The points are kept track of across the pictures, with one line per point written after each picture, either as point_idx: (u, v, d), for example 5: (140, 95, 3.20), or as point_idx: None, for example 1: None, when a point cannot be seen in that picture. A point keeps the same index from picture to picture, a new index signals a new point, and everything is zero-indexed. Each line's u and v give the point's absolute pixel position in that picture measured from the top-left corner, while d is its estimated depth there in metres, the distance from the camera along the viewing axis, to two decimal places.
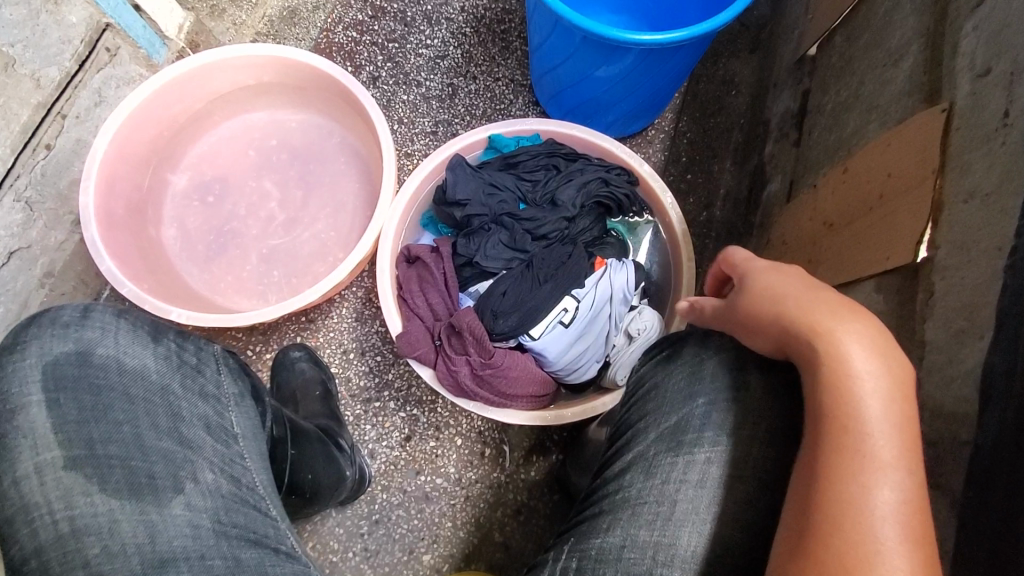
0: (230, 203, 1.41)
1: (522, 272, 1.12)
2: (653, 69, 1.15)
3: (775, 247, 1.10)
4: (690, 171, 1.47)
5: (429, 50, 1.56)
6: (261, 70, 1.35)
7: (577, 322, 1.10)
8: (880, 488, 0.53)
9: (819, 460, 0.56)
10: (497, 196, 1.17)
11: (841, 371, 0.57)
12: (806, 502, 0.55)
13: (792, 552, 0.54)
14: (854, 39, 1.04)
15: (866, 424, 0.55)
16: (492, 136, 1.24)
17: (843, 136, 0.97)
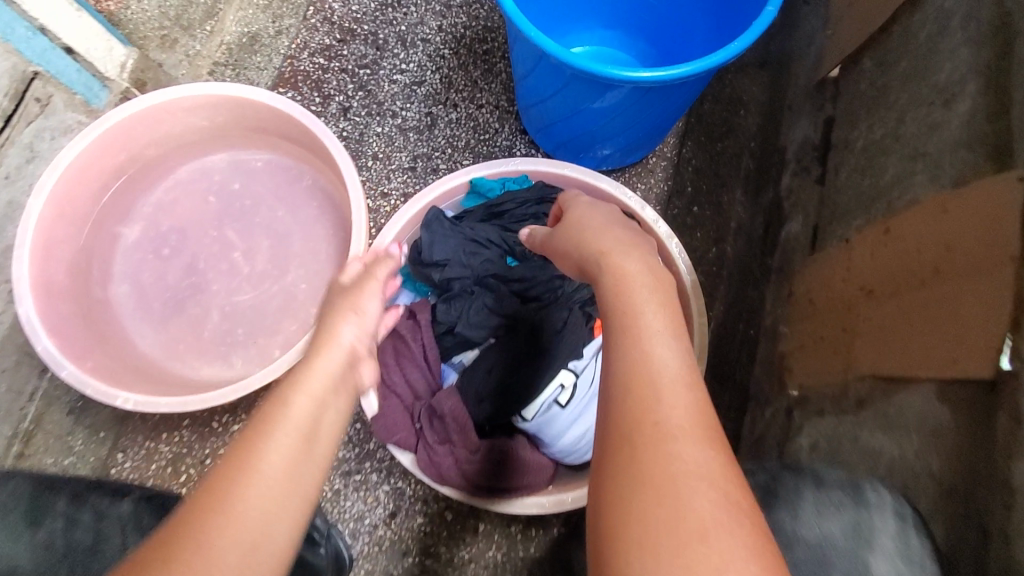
0: (188, 257, 1.26)
1: (509, 342, 1.00)
2: (655, 103, 1.02)
3: (801, 302, 0.96)
4: (697, 203, 1.32)
5: (404, 75, 1.42)
6: (214, 109, 1.21)
7: (575, 402, 0.96)
8: (683, 443, 0.50)
9: (637, 468, 0.49)
10: (479, 254, 1.05)
11: (651, 366, 0.55)
12: (613, 465, 0.52)
13: (606, 520, 0.49)
14: (890, 68, 0.90)
15: (660, 400, 0.53)
16: (474, 180, 1.11)
17: (880, 184, 0.83)
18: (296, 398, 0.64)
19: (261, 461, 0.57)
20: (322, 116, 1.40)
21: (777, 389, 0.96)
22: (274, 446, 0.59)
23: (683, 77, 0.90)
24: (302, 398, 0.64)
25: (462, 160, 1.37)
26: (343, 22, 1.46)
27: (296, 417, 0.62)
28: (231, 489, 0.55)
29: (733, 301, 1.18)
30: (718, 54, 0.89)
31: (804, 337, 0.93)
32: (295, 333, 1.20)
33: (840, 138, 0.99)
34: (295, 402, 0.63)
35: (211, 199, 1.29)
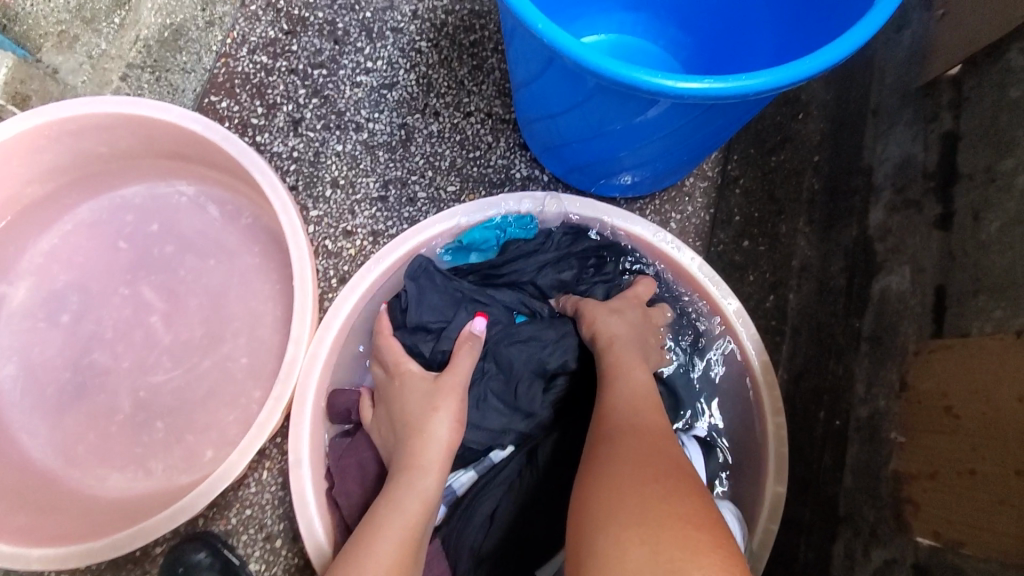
0: (93, 324, 0.97)
1: (512, 483, 0.79)
2: (717, 121, 0.73)
3: (924, 403, 0.68)
4: (747, 236, 1.03)
5: (371, 76, 1.12)
6: (113, 133, 0.93)
7: None
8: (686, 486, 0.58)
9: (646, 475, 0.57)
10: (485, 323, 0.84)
11: (625, 385, 0.72)
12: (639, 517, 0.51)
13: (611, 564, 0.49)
14: None
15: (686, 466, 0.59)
16: (458, 228, 0.89)
17: None
18: (425, 439, 0.74)
19: (410, 499, 0.70)
20: (266, 132, 1.09)
21: (891, 525, 0.68)
22: (416, 482, 0.72)
23: (779, 87, 0.60)
24: (430, 442, 0.74)
25: (446, 185, 1.07)
26: (292, 8, 1.15)
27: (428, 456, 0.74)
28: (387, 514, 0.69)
29: (804, 373, 0.90)
30: (814, 58, 0.60)
31: (933, 458, 0.66)
32: (232, 426, 0.92)
33: (974, 167, 0.72)
34: (425, 442, 0.74)
35: (123, 247, 1.00)
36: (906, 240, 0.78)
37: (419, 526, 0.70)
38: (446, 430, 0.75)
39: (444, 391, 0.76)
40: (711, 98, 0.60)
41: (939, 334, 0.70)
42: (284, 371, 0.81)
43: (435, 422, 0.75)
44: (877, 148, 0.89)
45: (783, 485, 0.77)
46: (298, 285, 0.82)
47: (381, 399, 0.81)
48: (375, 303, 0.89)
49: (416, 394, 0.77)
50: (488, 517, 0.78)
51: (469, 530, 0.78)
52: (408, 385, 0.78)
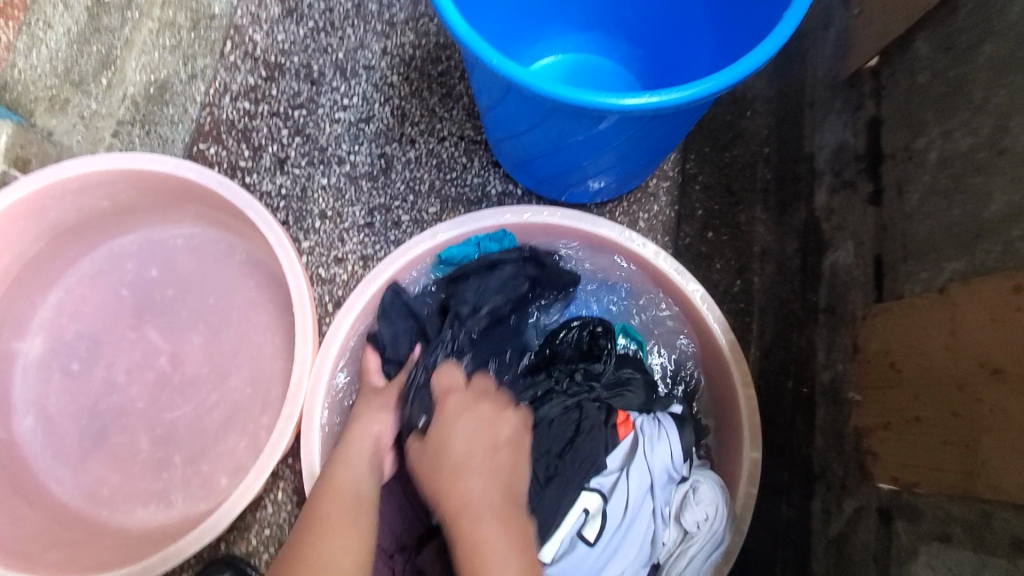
0: (106, 367, 1.03)
1: None
2: (663, 128, 0.82)
3: (874, 362, 0.75)
4: (711, 228, 1.10)
5: (348, 112, 1.19)
6: (113, 188, 0.99)
7: (606, 537, 0.77)
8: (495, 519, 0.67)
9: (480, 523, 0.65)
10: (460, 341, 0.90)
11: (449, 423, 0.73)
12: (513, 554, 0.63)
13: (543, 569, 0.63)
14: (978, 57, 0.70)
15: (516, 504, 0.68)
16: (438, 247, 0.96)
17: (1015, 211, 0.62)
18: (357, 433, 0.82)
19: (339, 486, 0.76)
20: (255, 173, 1.16)
21: (857, 476, 0.76)
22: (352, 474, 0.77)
23: (709, 95, 0.69)
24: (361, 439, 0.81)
25: (427, 207, 1.14)
26: (269, 55, 1.23)
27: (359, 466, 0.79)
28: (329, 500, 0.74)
29: (772, 348, 0.97)
30: (738, 66, 0.68)
31: (886, 411, 0.72)
32: (245, 452, 0.98)
33: (895, 148, 0.80)
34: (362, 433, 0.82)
35: (125, 294, 1.06)
36: (847, 218, 0.86)
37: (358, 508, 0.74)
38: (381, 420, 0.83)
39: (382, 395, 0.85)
40: (651, 110, 0.69)
41: (881, 299, 0.78)
42: (291, 392, 0.88)
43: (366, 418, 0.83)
44: (815, 137, 0.98)
45: (757, 451, 0.84)
46: (297, 312, 0.89)
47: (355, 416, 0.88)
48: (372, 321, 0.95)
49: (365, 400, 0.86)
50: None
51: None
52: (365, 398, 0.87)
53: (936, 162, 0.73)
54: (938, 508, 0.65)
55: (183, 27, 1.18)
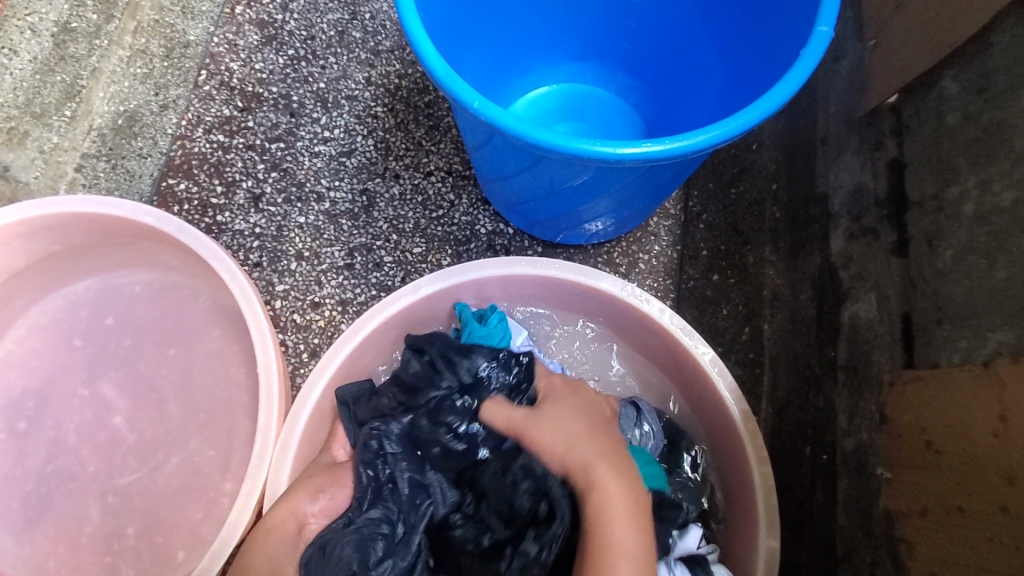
0: (57, 426, 0.94)
1: None
2: (665, 174, 0.74)
3: (907, 437, 0.67)
4: (717, 269, 1.02)
5: (328, 145, 1.12)
6: (67, 231, 0.91)
7: None
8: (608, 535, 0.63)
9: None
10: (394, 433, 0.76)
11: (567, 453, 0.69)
12: None
13: None
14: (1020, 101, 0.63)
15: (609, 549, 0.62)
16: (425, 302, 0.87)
17: None
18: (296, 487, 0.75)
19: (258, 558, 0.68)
20: (227, 211, 1.08)
21: (888, 567, 0.67)
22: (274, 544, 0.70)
23: (717, 143, 0.61)
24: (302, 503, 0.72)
25: (411, 247, 1.06)
26: (246, 85, 1.16)
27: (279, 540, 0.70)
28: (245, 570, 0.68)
29: (787, 406, 0.89)
30: (753, 111, 0.61)
31: (922, 495, 0.64)
32: (205, 523, 0.89)
33: (922, 195, 0.73)
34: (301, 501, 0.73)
35: (77, 344, 0.97)
36: (868, 268, 0.79)
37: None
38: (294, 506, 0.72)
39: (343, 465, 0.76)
40: (652, 160, 0.61)
41: (910, 363, 0.70)
42: (252, 465, 0.78)
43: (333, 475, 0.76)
44: (829, 176, 0.91)
45: (775, 538, 0.75)
46: (262, 375, 0.80)
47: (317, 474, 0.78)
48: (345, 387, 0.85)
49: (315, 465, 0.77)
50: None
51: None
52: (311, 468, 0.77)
53: (973, 216, 0.65)
54: None
55: (156, 55, 1.14)
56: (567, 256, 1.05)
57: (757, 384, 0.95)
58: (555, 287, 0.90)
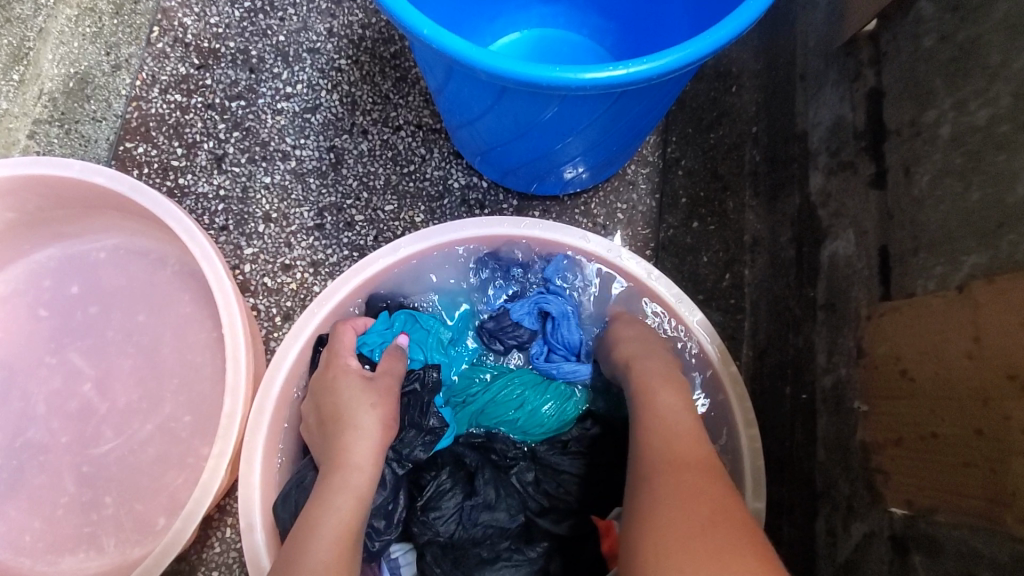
0: (25, 398, 0.92)
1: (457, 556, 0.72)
2: (635, 105, 0.71)
3: (883, 368, 0.67)
4: (696, 216, 1.00)
5: (292, 101, 1.07)
6: (19, 198, 0.87)
7: None
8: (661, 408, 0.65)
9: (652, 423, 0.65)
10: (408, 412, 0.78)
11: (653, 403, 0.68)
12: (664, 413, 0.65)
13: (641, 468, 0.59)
14: (996, 14, 0.60)
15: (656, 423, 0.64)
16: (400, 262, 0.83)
17: None
18: (346, 420, 0.71)
19: (339, 493, 0.65)
20: (189, 173, 1.04)
21: (865, 498, 0.67)
22: (348, 475, 0.67)
23: (683, 66, 0.59)
24: (362, 435, 0.70)
25: (383, 205, 1.03)
26: (201, 40, 1.10)
27: (351, 446, 0.69)
28: (324, 506, 0.64)
29: (768, 349, 0.88)
30: (721, 31, 0.58)
31: (898, 425, 0.64)
32: (184, 488, 0.88)
33: (902, 122, 0.70)
34: (354, 437, 0.70)
35: (41, 314, 0.94)
36: (847, 203, 0.77)
37: (359, 514, 0.65)
38: (368, 434, 0.70)
39: (377, 389, 0.74)
40: (618, 85, 0.58)
41: (886, 296, 0.69)
42: (222, 425, 0.76)
43: (363, 403, 0.72)
44: (808, 113, 0.88)
45: (761, 501, 0.71)
46: (228, 336, 0.78)
47: (336, 390, 0.74)
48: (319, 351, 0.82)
49: (348, 390, 0.73)
50: (483, 560, 0.72)
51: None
52: (344, 383, 0.74)
53: (949, 138, 0.64)
54: (963, 544, 0.56)
55: (104, 12, 1.07)
56: (543, 208, 1.03)
57: (737, 330, 0.94)
58: (531, 246, 0.85)
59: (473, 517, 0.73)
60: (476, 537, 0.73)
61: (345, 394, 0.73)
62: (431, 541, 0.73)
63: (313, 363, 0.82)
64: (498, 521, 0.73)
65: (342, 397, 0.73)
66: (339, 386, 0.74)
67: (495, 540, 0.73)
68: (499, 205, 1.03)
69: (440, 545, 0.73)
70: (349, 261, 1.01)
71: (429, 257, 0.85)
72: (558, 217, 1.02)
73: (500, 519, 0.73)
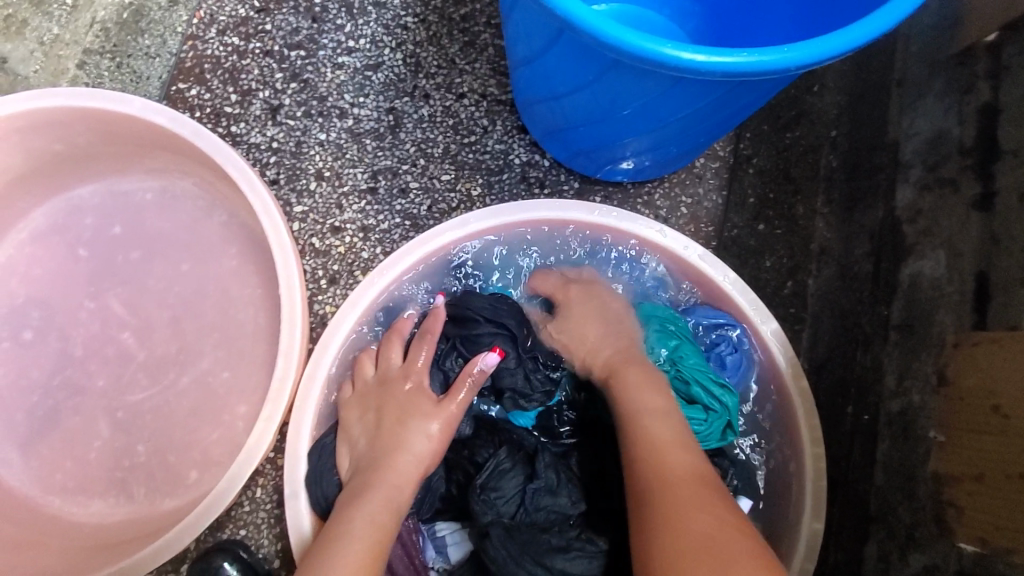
0: (63, 336, 0.90)
1: (511, 526, 0.69)
2: (742, 99, 0.66)
3: (970, 401, 0.64)
4: (763, 218, 0.96)
5: (353, 57, 1.03)
6: (70, 129, 0.84)
7: None
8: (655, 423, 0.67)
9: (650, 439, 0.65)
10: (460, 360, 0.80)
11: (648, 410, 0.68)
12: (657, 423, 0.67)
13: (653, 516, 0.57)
14: None
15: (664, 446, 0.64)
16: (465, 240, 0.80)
17: None
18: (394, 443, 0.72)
19: (372, 514, 0.66)
20: (242, 122, 1.00)
21: (931, 530, 0.65)
22: (393, 473, 0.70)
23: (818, 62, 0.54)
24: (407, 454, 0.71)
25: (439, 174, 0.99)
26: None
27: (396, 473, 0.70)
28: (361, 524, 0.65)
29: (826, 363, 0.85)
30: (860, 30, 0.54)
31: (981, 460, 0.62)
32: (219, 445, 0.86)
33: (1020, 142, 0.66)
34: (402, 454, 0.71)
35: (82, 255, 0.92)
36: (940, 222, 0.73)
37: (390, 522, 0.67)
38: (420, 450, 0.72)
39: (440, 414, 0.74)
40: (744, 73, 0.54)
41: (980, 325, 0.66)
42: (273, 387, 0.74)
43: (416, 419, 0.73)
44: (902, 122, 0.84)
45: (820, 522, 0.70)
46: (285, 298, 0.76)
47: (382, 389, 0.76)
48: (372, 323, 0.81)
49: (399, 398, 0.75)
50: (554, 547, 0.68)
51: (524, 571, 0.66)
52: (393, 391, 0.76)
53: None
54: None
55: None
56: (605, 194, 0.99)
57: (795, 340, 0.91)
58: (595, 233, 0.82)
59: (536, 501, 0.71)
60: (540, 522, 0.71)
61: (388, 404, 0.74)
62: (494, 521, 0.70)
63: (363, 334, 0.80)
64: (560, 507, 0.72)
65: (383, 402, 0.75)
66: (381, 393, 0.75)
67: (559, 526, 0.71)
68: (559, 186, 0.99)
69: (503, 526, 0.69)
70: (401, 229, 0.98)
71: (496, 236, 0.82)
72: (619, 205, 0.98)
73: (562, 505, 0.72)
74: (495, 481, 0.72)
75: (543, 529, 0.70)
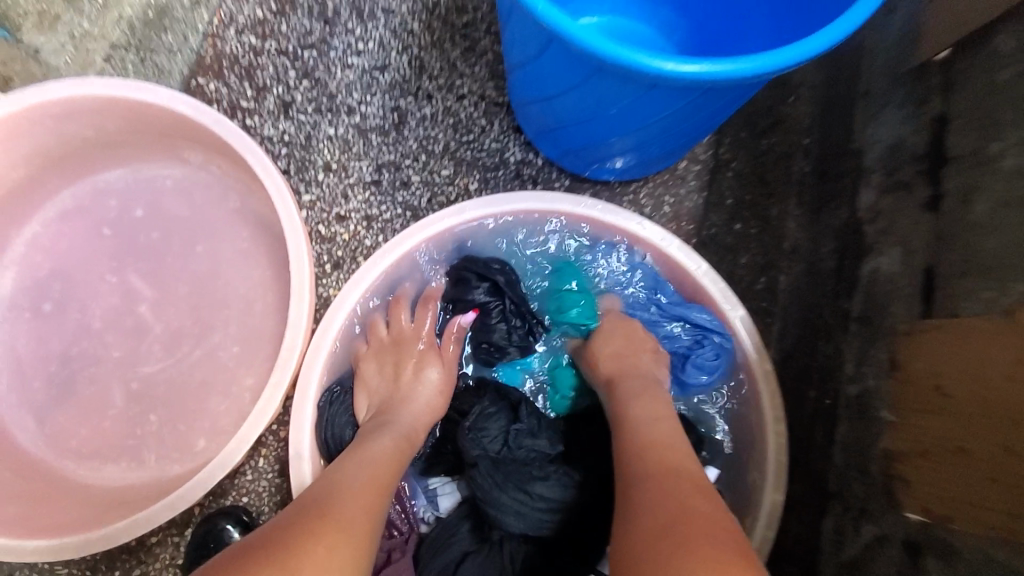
0: (81, 310, 0.96)
1: (496, 459, 0.78)
2: (714, 102, 0.73)
3: (916, 382, 0.70)
4: (740, 218, 1.02)
5: (362, 58, 1.10)
6: (100, 117, 0.91)
7: None
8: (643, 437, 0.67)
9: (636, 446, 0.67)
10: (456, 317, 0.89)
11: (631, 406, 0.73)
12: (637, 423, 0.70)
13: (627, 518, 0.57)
14: None
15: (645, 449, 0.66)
16: (462, 226, 0.87)
17: None
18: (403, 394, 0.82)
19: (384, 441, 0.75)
20: (256, 115, 1.08)
21: (881, 502, 0.72)
22: (403, 417, 0.79)
23: (774, 69, 0.61)
24: (411, 402, 0.81)
25: (439, 169, 1.06)
26: None
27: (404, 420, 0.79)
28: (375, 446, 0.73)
29: (793, 353, 0.92)
30: (814, 40, 0.61)
31: (927, 437, 0.67)
32: (225, 415, 0.92)
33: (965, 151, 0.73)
34: (411, 402, 0.81)
35: (107, 234, 0.98)
36: (896, 222, 0.80)
37: (403, 452, 0.75)
38: (426, 401, 0.82)
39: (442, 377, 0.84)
40: (709, 75, 0.61)
41: (927, 314, 0.73)
42: (281, 356, 0.80)
43: (425, 376, 0.83)
44: (867, 131, 0.90)
45: (780, 493, 0.76)
46: (294, 273, 0.82)
47: (392, 352, 0.85)
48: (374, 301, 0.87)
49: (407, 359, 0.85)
50: (534, 477, 0.77)
51: (507, 496, 0.75)
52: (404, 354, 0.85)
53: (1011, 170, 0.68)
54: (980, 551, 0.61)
55: None
56: (594, 192, 1.05)
57: (767, 332, 0.98)
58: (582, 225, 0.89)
59: (518, 440, 0.79)
60: (522, 459, 0.79)
61: (403, 359, 0.84)
62: (481, 455, 0.78)
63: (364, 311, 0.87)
64: (541, 447, 0.79)
65: (400, 358, 0.85)
66: (396, 351, 0.85)
67: (544, 463, 0.79)
68: (551, 182, 1.06)
69: (490, 460, 0.78)
70: (401, 219, 1.05)
71: (490, 224, 0.89)
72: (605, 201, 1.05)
73: (543, 445, 0.79)
74: (479, 423, 0.80)
75: (524, 464, 0.78)
